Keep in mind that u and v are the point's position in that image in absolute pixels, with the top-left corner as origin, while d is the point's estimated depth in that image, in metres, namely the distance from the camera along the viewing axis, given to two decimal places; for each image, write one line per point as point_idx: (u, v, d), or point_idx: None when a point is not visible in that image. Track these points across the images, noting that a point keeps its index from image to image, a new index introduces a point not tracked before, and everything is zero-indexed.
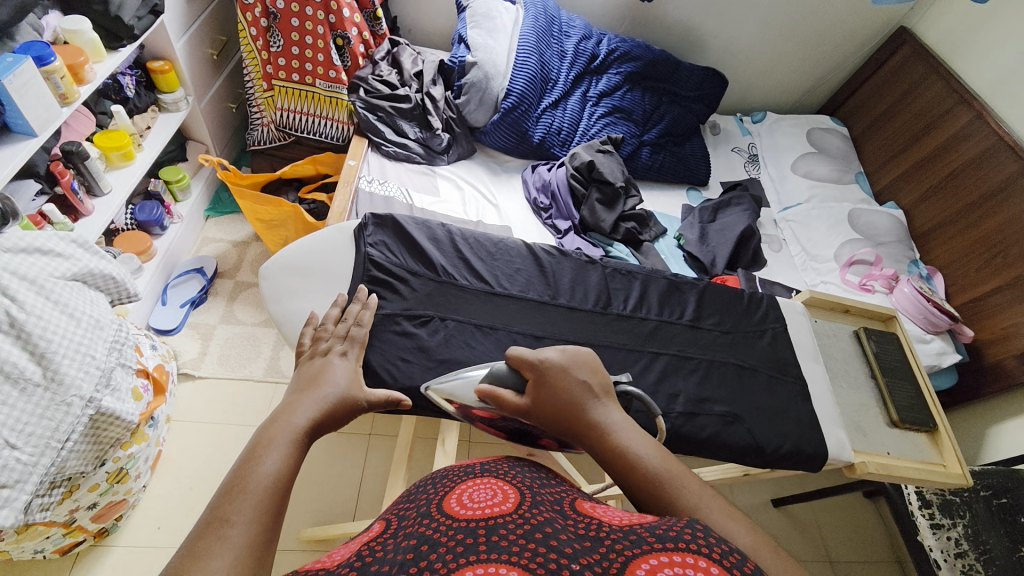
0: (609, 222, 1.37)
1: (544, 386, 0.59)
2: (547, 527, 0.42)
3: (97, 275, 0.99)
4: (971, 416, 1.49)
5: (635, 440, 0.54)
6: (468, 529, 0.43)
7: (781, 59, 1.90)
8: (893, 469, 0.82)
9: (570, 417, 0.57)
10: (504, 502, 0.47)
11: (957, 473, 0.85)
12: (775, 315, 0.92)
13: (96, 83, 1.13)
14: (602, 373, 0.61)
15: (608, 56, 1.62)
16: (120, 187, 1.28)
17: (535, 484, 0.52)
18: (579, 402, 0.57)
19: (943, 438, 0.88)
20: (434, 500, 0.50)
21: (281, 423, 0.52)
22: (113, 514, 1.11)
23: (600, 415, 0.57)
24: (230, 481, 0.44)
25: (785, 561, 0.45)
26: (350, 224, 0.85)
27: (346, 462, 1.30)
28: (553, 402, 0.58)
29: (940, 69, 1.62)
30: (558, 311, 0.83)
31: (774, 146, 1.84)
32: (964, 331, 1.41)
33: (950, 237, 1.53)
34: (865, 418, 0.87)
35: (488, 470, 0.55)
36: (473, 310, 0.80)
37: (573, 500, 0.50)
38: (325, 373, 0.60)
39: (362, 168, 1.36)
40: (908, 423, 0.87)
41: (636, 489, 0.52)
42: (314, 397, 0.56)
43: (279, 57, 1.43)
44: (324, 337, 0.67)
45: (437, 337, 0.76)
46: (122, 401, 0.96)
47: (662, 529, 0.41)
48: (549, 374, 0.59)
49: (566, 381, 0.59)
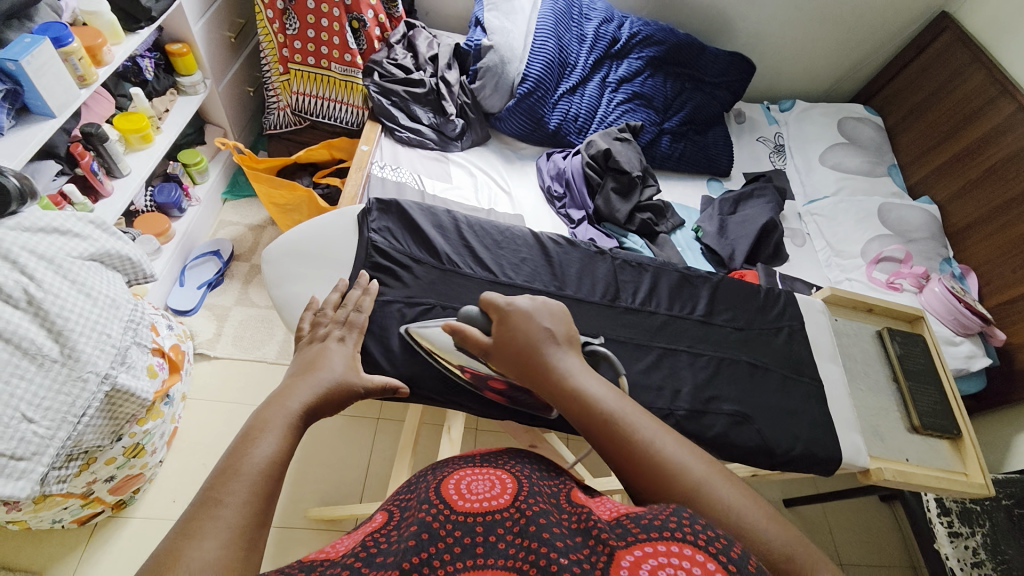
0: (624, 212, 1.34)
1: (511, 328, 0.59)
2: (541, 517, 0.42)
3: (114, 256, 1.01)
4: (999, 423, 1.43)
5: (593, 381, 0.55)
6: (467, 525, 0.43)
7: (813, 43, 1.81)
8: (912, 476, 0.78)
9: (528, 358, 0.57)
10: (501, 495, 0.47)
11: (980, 483, 0.81)
12: (792, 312, 0.88)
13: (114, 65, 1.14)
14: (566, 321, 0.62)
15: (629, 40, 1.57)
16: (139, 169, 1.30)
17: (534, 475, 0.51)
18: (540, 347, 0.58)
19: (967, 446, 0.83)
20: (433, 484, 0.49)
21: (276, 407, 0.51)
22: (130, 488, 1.15)
23: (559, 358, 0.57)
24: (223, 465, 0.44)
25: (736, 484, 0.48)
26: (354, 209, 0.84)
27: (353, 445, 1.32)
28: (514, 344, 0.58)
29: (984, 56, 1.52)
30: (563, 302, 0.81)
31: (801, 136, 1.76)
32: (996, 334, 1.34)
33: (986, 235, 1.45)
34: (882, 422, 0.84)
35: (488, 460, 0.54)
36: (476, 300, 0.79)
37: (570, 492, 0.50)
38: (324, 357, 0.60)
39: (375, 153, 1.35)
40: (930, 429, 0.83)
41: (594, 429, 0.52)
42: (309, 381, 0.56)
43: (295, 40, 1.43)
44: (323, 323, 0.66)
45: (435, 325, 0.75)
46: (137, 377, 0.98)
47: (647, 519, 0.41)
48: (514, 317, 0.60)
49: (531, 324, 0.59)
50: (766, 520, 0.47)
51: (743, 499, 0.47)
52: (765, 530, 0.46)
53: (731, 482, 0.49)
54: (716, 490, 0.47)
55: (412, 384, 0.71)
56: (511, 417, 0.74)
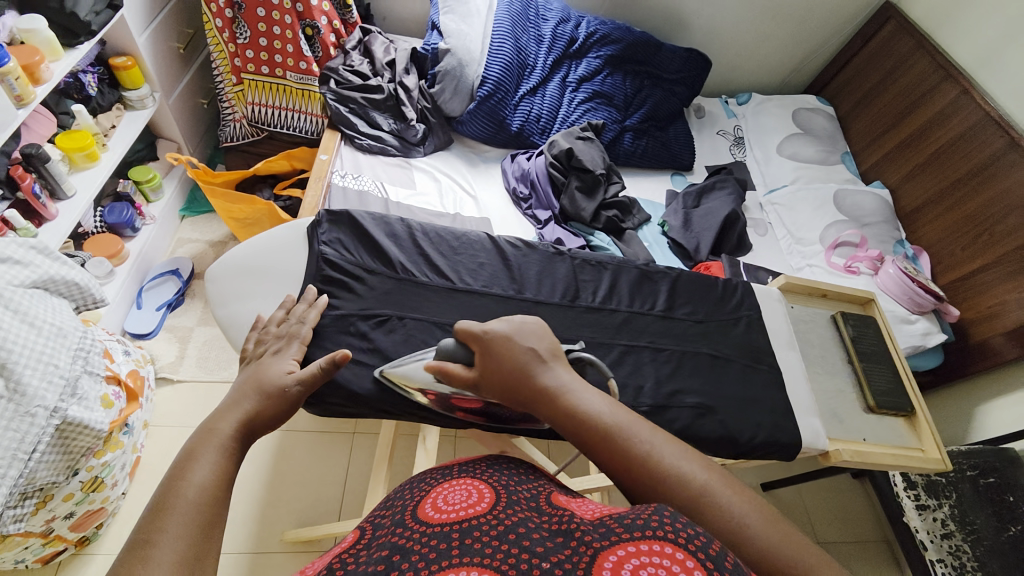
0: (589, 211, 1.35)
1: (495, 354, 0.59)
2: (520, 526, 0.42)
3: (59, 282, 0.96)
4: (956, 396, 1.49)
5: (585, 396, 0.56)
6: (443, 534, 0.42)
7: (766, 37, 1.86)
8: (868, 455, 0.81)
9: (518, 384, 0.58)
10: (479, 503, 0.47)
11: (936, 458, 0.84)
12: (750, 302, 0.90)
13: (54, 83, 1.08)
14: (548, 336, 0.62)
15: (587, 40, 1.58)
16: (85, 189, 1.24)
17: (512, 482, 0.51)
18: (525, 371, 0.58)
19: (920, 423, 0.87)
20: (410, 506, 0.49)
21: (208, 433, 0.52)
22: (92, 523, 1.10)
23: (548, 378, 0.58)
24: (156, 502, 0.44)
25: (738, 491, 0.50)
26: (305, 221, 0.82)
27: (330, 462, 1.29)
28: (501, 371, 0.58)
29: (926, 44, 1.59)
30: (523, 305, 0.81)
31: (759, 128, 1.81)
32: (949, 311, 1.40)
33: (935, 216, 1.51)
34: (841, 404, 0.86)
35: (466, 471, 0.53)
36: (434, 308, 0.78)
37: (550, 493, 0.50)
38: (260, 372, 0.60)
39: (335, 162, 1.32)
40: (884, 408, 0.86)
41: (593, 444, 0.54)
42: (241, 400, 0.56)
43: (246, 50, 1.40)
44: (265, 340, 0.66)
45: (395, 337, 0.74)
46: (90, 409, 0.94)
47: (630, 518, 0.41)
48: (496, 344, 0.59)
49: (514, 347, 0.59)
50: (767, 523, 0.48)
51: (745, 505, 0.49)
52: (767, 534, 0.47)
53: (732, 487, 0.50)
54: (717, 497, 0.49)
55: (372, 398, 0.70)
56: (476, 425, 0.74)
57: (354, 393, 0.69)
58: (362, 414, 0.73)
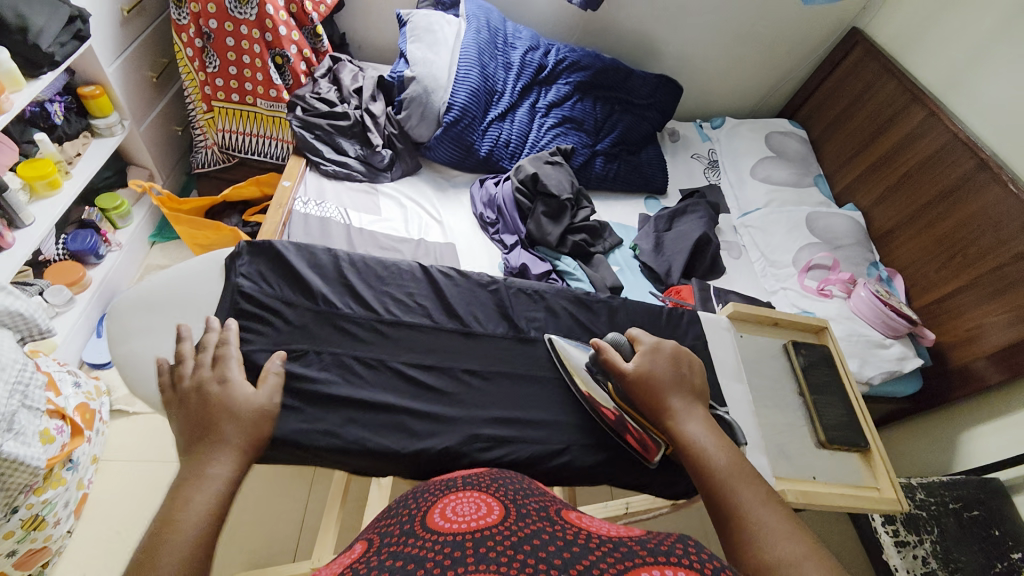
0: (555, 235, 1.33)
1: (648, 362, 0.71)
2: (535, 538, 0.44)
3: (4, 313, 0.94)
4: (939, 422, 1.45)
5: (709, 434, 0.65)
6: (458, 543, 0.43)
7: (737, 64, 1.89)
8: (814, 497, 0.77)
9: (661, 392, 0.69)
10: (490, 515, 0.49)
11: (891, 497, 0.81)
12: (695, 333, 0.88)
13: (12, 113, 1.07)
14: (696, 373, 0.73)
15: (556, 67, 1.60)
16: (45, 218, 1.22)
17: (519, 496, 0.54)
18: (668, 389, 0.69)
19: (875, 459, 0.84)
20: (417, 517, 0.50)
21: (192, 485, 0.53)
22: (36, 562, 1.05)
23: (685, 403, 0.68)
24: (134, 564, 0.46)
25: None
26: (223, 253, 0.78)
27: (289, 496, 1.25)
28: (648, 377, 0.70)
29: (892, 68, 1.61)
30: (456, 338, 0.80)
31: (732, 151, 1.82)
32: (925, 334, 1.38)
33: (908, 237, 1.50)
34: (790, 441, 0.83)
35: (470, 484, 0.57)
36: (351, 342, 0.76)
37: (559, 509, 0.53)
38: (221, 405, 0.59)
39: (298, 189, 1.30)
40: (836, 443, 0.83)
41: (703, 477, 0.62)
42: (220, 444, 0.57)
43: (216, 78, 1.42)
44: (190, 372, 0.62)
45: (319, 372, 0.72)
46: (27, 445, 0.91)
47: (653, 544, 0.43)
48: (658, 357, 0.72)
49: (667, 366, 0.71)
50: None
51: None
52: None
53: (829, 571, 0.49)
54: (804, 569, 0.50)
55: (282, 442, 0.65)
56: (403, 467, 0.71)
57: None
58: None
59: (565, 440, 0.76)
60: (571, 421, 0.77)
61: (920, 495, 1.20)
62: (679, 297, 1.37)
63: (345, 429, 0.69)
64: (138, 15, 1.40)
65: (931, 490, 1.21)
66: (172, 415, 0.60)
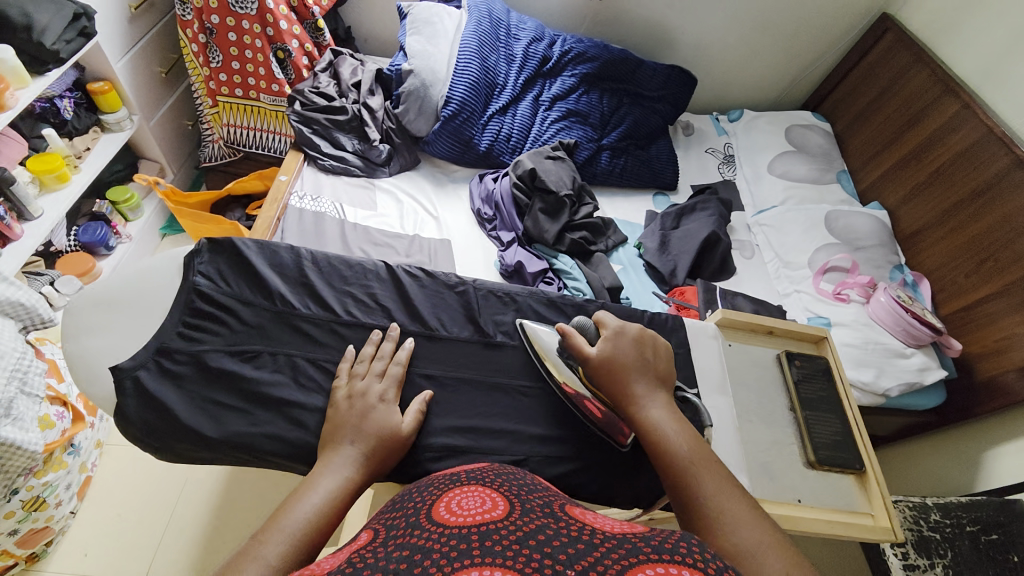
0: (552, 233, 1.29)
1: (612, 345, 0.69)
2: (540, 534, 0.39)
3: (5, 303, 0.95)
4: (966, 439, 1.34)
5: (670, 422, 0.63)
6: (461, 535, 0.39)
7: (757, 54, 1.79)
8: (801, 521, 0.76)
9: (622, 374, 0.66)
10: (495, 510, 0.44)
11: (886, 526, 0.79)
12: (679, 338, 0.87)
13: (17, 110, 1.11)
14: (665, 359, 0.70)
15: (561, 58, 1.55)
16: (52, 211, 1.26)
17: (523, 491, 0.49)
18: (632, 373, 0.66)
19: (870, 481, 0.82)
20: (424, 507, 0.46)
21: (305, 493, 0.56)
22: (40, 540, 1.09)
23: (647, 390, 0.66)
24: (238, 553, 0.48)
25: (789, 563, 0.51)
26: (183, 250, 0.77)
27: (282, 487, 1.28)
28: (613, 361, 0.67)
29: (924, 56, 1.49)
30: (425, 343, 0.78)
31: (750, 146, 1.72)
32: (950, 344, 1.28)
33: (936, 240, 1.39)
34: (775, 459, 0.82)
35: (475, 478, 0.52)
36: (310, 344, 0.74)
37: (562, 504, 0.48)
38: (371, 424, 0.64)
39: (295, 184, 1.31)
40: (825, 464, 0.81)
41: (665, 465, 0.60)
42: (341, 458, 0.61)
43: (220, 73, 1.43)
44: (359, 375, 0.70)
45: (277, 375, 0.71)
46: (25, 430, 0.91)
47: (657, 539, 0.39)
48: (623, 340, 0.69)
49: (632, 349, 0.69)
50: None
51: None
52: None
53: (785, 559, 0.51)
54: (762, 558, 0.51)
55: (225, 442, 0.67)
56: None
57: (204, 437, 0.66)
58: (217, 459, 0.69)
59: (520, 451, 0.74)
60: (528, 432, 0.75)
61: (933, 517, 1.15)
62: (682, 298, 1.31)
63: (292, 434, 0.68)
64: (147, 11, 1.42)
65: (947, 511, 1.15)
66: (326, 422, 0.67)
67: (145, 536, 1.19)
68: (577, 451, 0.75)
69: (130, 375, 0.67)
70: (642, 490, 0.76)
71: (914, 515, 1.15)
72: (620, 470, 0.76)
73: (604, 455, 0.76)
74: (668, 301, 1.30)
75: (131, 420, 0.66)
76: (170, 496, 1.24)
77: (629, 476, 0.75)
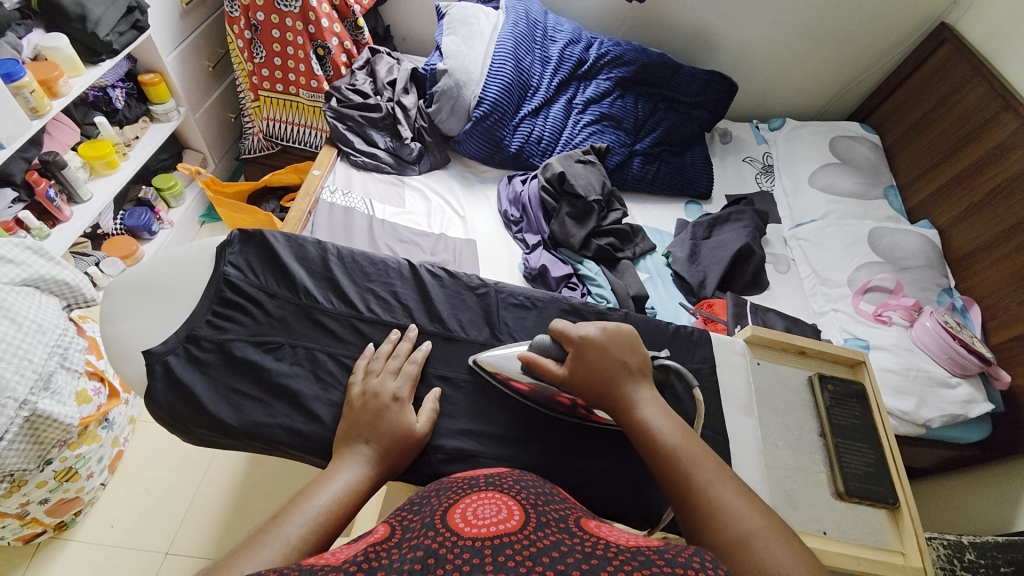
0: (578, 238, 1.27)
1: (580, 361, 0.67)
2: (554, 550, 0.38)
3: (50, 281, 1.00)
4: (1008, 476, 1.25)
5: (660, 418, 0.63)
6: (474, 547, 0.38)
7: (803, 61, 1.72)
8: (825, 554, 0.72)
9: (604, 387, 0.66)
10: (509, 520, 0.43)
11: (918, 565, 0.74)
12: (704, 354, 0.85)
13: (70, 97, 1.18)
14: (636, 351, 0.68)
15: (597, 61, 1.53)
16: (100, 195, 1.34)
17: (540, 502, 0.48)
18: (612, 379, 0.66)
19: (903, 516, 0.77)
20: (439, 510, 0.46)
21: (322, 485, 0.56)
22: (69, 510, 1.15)
23: (628, 390, 0.65)
24: (255, 532, 0.49)
25: (791, 546, 0.52)
26: (217, 240, 0.79)
27: (299, 475, 1.31)
28: (585, 375, 0.66)
29: (985, 69, 1.40)
30: (443, 344, 0.78)
31: (791, 156, 1.65)
32: (1000, 376, 1.20)
33: (989, 264, 1.30)
34: (799, 487, 0.78)
35: (493, 484, 0.52)
36: (331, 339, 0.75)
37: (578, 518, 0.47)
38: (388, 422, 0.64)
39: (327, 178, 1.33)
40: (855, 495, 0.77)
41: (657, 461, 0.60)
42: (356, 456, 0.61)
43: (262, 68, 1.47)
44: (374, 371, 0.70)
45: (296, 367, 0.72)
46: (62, 404, 0.96)
47: (671, 552, 0.37)
48: (587, 351, 0.67)
49: (601, 356, 0.67)
50: None
51: (793, 561, 0.50)
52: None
53: (786, 542, 0.52)
54: (765, 541, 0.52)
55: (243, 430, 0.68)
56: None
57: (223, 424, 0.68)
58: (235, 445, 0.71)
59: (531, 460, 0.73)
60: (540, 441, 0.74)
61: (968, 556, 1.07)
62: (710, 311, 1.27)
63: (306, 427, 0.69)
64: (198, 6, 1.49)
65: (982, 551, 1.07)
66: (342, 418, 0.67)
67: (168, 512, 1.23)
68: (590, 463, 0.73)
69: (160, 359, 0.69)
70: (654, 508, 0.73)
71: (949, 554, 1.08)
72: (632, 484, 0.74)
73: (616, 470, 0.74)
74: (695, 313, 1.26)
75: (158, 402, 0.68)
76: (194, 476, 1.29)
77: (640, 491, 0.73)
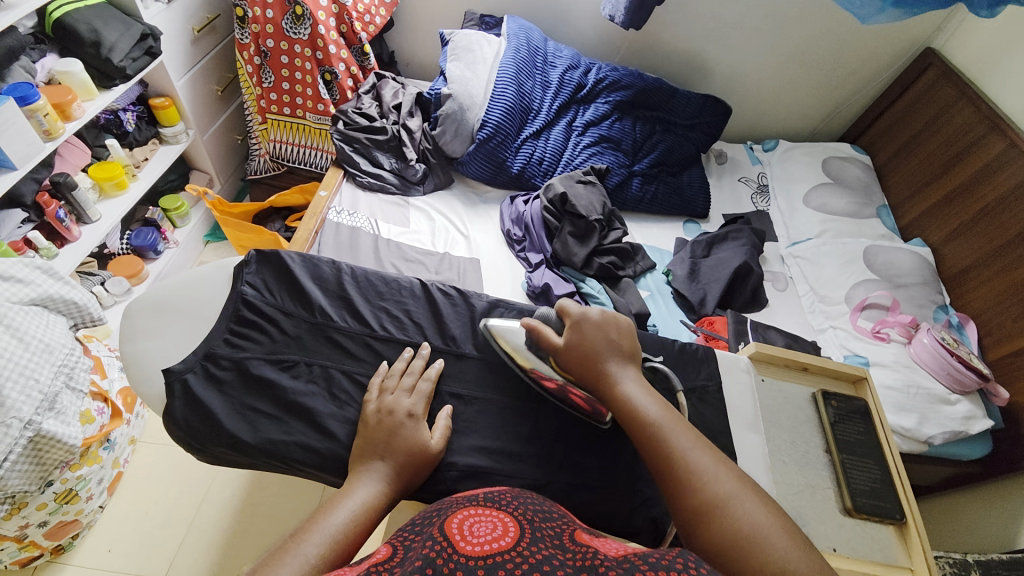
0: (580, 257, 1.30)
1: (578, 333, 0.69)
2: (545, 565, 0.39)
3: (59, 301, 1.01)
4: (1009, 492, 1.25)
5: (642, 392, 0.65)
6: (468, 566, 0.39)
7: (794, 86, 1.78)
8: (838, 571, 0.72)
9: (592, 361, 0.67)
10: (504, 537, 0.44)
11: None
12: (710, 371, 0.86)
13: (82, 120, 1.20)
14: (630, 337, 0.70)
15: (595, 86, 1.58)
16: (109, 216, 1.36)
17: (536, 518, 0.49)
18: (601, 355, 0.67)
19: (911, 533, 0.78)
20: (437, 526, 0.46)
21: (339, 503, 0.57)
22: (67, 533, 1.13)
23: (616, 367, 0.67)
24: (273, 551, 0.49)
25: (763, 507, 0.56)
26: (233, 260, 0.81)
27: (300, 495, 1.29)
28: (582, 347, 0.68)
29: (970, 93, 1.45)
30: (453, 362, 0.79)
31: (785, 176, 1.70)
32: (999, 392, 1.21)
33: (983, 281, 1.33)
34: (808, 504, 0.78)
35: (491, 502, 0.52)
36: (345, 356, 0.76)
37: (574, 533, 0.49)
38: (403, 440, 0.65)
39: (334, 199, 1.36)
40: (863, 512, 0.78)
41: (639, 434, 0.62)
42: (372, 474, 0.61)
43: (271, 92, 1.51)
44: (389, 389, 0.71)
45: (311, 384, 0.73)
46: (66, 424, 0.96)
47: (655, 557, 0.39)
48: (587, 324, 0.69)
49: (598, 333, 0.69)
50: (784, 537, 0.54)
51: (766, 519, 0.55)
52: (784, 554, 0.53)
53: (759, 502, 0.56)
54: (742, 503, 0.56)
55: (259, 448, 0.68)
56: None
57: (240, 442, 0.68)
58: (251, 463, 0.71)
59: (543, 477, 0.73)
60: (553, 459, 0.74)
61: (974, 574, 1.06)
62: (711, 329, 1.28)
63: (322, 444, 0.69)
64: (209, 33, 1.53)
65: (988, 568, 1.07)
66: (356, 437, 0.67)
67: (168, 535, 1.21)
68: (600, 480, 0.74)
69: (179, 377, 0.70)
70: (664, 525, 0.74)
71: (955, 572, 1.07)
72: (644, 502, 0.74)
73: (628, 487, 0.74)
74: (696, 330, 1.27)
75: (176, 420, 0.68)
76: (195, 496, 1.27)
77: (651, 509, 0.74)
